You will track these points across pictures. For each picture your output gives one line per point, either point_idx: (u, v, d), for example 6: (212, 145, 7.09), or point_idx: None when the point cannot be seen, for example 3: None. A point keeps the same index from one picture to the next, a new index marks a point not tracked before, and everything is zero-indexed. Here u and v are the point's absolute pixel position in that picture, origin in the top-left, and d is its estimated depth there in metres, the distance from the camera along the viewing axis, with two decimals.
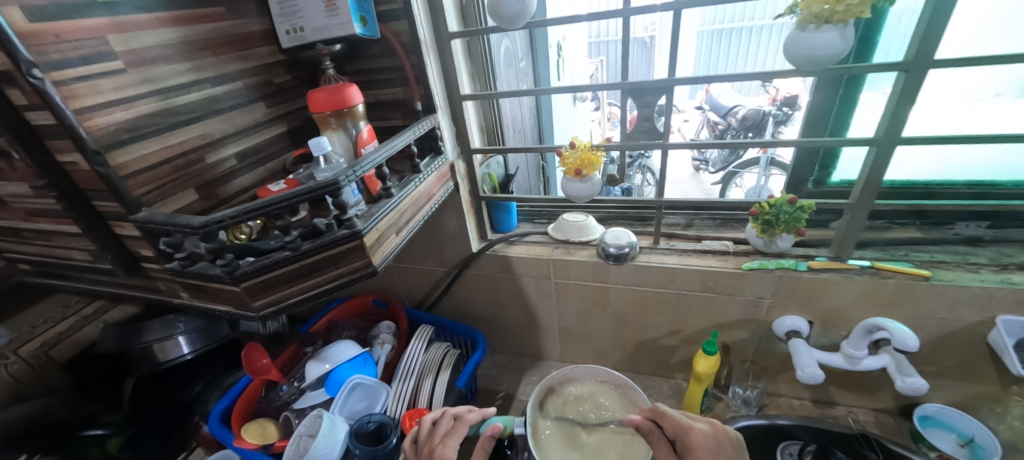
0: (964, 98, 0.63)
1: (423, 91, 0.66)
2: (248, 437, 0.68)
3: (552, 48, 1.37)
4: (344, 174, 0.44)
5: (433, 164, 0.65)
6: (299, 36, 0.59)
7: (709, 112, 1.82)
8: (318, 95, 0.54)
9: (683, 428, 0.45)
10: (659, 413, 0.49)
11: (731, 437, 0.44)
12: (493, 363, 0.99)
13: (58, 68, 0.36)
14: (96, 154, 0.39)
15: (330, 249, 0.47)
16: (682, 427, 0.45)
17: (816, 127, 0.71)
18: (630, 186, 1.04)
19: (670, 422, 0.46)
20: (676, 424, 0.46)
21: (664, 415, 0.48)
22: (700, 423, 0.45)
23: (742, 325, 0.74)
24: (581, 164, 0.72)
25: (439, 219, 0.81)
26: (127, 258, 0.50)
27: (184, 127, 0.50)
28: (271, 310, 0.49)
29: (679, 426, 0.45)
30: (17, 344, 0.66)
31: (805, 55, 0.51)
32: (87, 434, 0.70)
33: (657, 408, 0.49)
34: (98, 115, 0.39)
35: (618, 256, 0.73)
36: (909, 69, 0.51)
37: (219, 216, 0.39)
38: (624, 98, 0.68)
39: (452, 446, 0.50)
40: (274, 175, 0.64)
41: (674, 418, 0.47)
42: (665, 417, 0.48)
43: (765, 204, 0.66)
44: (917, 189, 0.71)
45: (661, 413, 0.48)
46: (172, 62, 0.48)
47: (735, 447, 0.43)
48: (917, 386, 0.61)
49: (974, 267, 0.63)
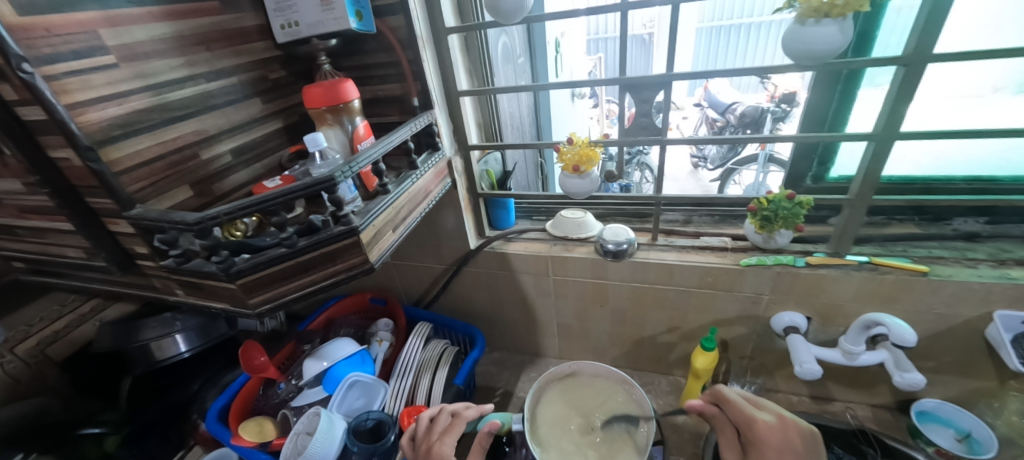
0: (961, 95, 0.64)
1: (420, 86, 0.65)
2: (245, 435, 0.68)
3: (550, 44, 1.36)
4: (340, 170, 0.43)
5: (430, 160, 0.65)
6: (294, 31, 0.58)
7: (708, 109, 1.81)
8: (313, 91, 0.53)
9: (748, 419, 0.46)
10: (722, 398, 0.50)
11: (803, 430, 0.44)
12: (491, 361, 0.99)
13: (49, 63, 0.35)
14: (88, 150, 0.38)
15: (326, 246, 0.47)
16: (747, 418, 0.46)
17: (815, 123, 0.71)
18: (629, 183, 1.04)
19: (733, 408, 0.48)
20: (737, 413, 0.47)
21: (728, 401, 0.49)
22: (765, 415, 0.46)
23: (740, 321, 0.74)
24: (580, 160, 0.71)
25: (437, 216, 0.81)
26: (121, 255, 0.49)
27: (178, 122, 0.49)
28: (267, 308, 0.49)
29: (742, 414, 0.47)
30: (14, 342, 0.66)
31: (804, 49, 0.51)
32: (85, 433, 0.69)
33: (719, 391, 0.51)
34: (90, 110, 0.39)
35: (617, 252, 0.73)
36: (908, 64, 0.51)
37: (214, 212, 0.39)
38: (622, 94, 0.67)
39: (451, 443, 0.51)
40: (270, 171, 0.64)
41: (738, 406, 0.48)
42: (727, 401, 0.49)
43: (763, 200, 0.66)
44: (916, 185, 0.71)
45: (724, 398, 0.50)
46: (165, 57, 0.48)
47: (806, 443, 0.42)
48: (915, 381, 0.60)
49: (973, 262, 0.63)
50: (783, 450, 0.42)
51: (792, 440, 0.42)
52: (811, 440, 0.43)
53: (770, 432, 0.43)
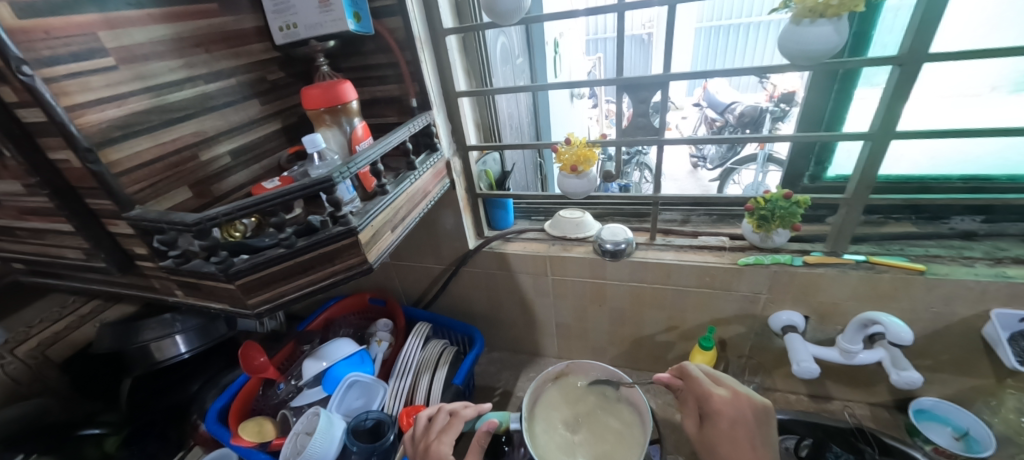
0: (958, 93, 0.64)
1: (418, 87, 0.65)
2: (245, 435, 0.68)
3: (549, 45, 1.36)
4: (338, 170, 0.44)
5: (429, 161, 0.65)
6: (293, 32, 0.58)
7: (707, 109, 1.81)
8: (311, 92, 0.53)
9: (706, 394, 0.51)
10: (686, 374, 0.55)
11: (756, 404, 0.48)
12: (490, 360, 0.99)
13: (49, 65, 0.36)
14: (88, 151, 0.39)
15: (325, 246, 0.47)
16: (705, 393, 0.51)
17: (812, 122, 0.71)
18: (628, 183, 1.04)
19: (693, 383, 0.53)
20: (698, 389, 0.53)
21: (690, 377, 0.54)
22: (720, 390, 0.51)
23: (738, 320, 0.75)
24: (578, 160, 0.71)
25: (436, 217, 0.81)
26: (121, 256, 0.50)
27: (177, 124, 0.49)
28: (266, 308, 0.49)
29: (700, 389, 0.52)
30: (14, 343, 0.67)
31: (799, 49, 0.51)
32: (84, 434, 0.70)
33: (683, 368, 0.56)
34: (89, 112, 0.39)
35: (615, 252, 0.73)
36: (903, 63, 0.51)
37: (213, 213, 0.39)
38: (620, 95, 0.68)
39: (449, 441, 0.51)
40: (268, 172, 0.64)
41: (698, 382, 0.53)
42: (689, 377, 0.55)
43: (760, 200, 0.66)
44: (913, 184, 0.71)
45: (687, 374, 0.55)
46: (164, 59, 0.48)
47: (756, 412, 0.47)
48: (912, 379, 0.60)
49: (969, 261, 0.63)
50: (734, 421, 0.48)
51: (744, 412, 0.48)
52: (762, 413, 0.47)
53: (724, 406, 0.49)
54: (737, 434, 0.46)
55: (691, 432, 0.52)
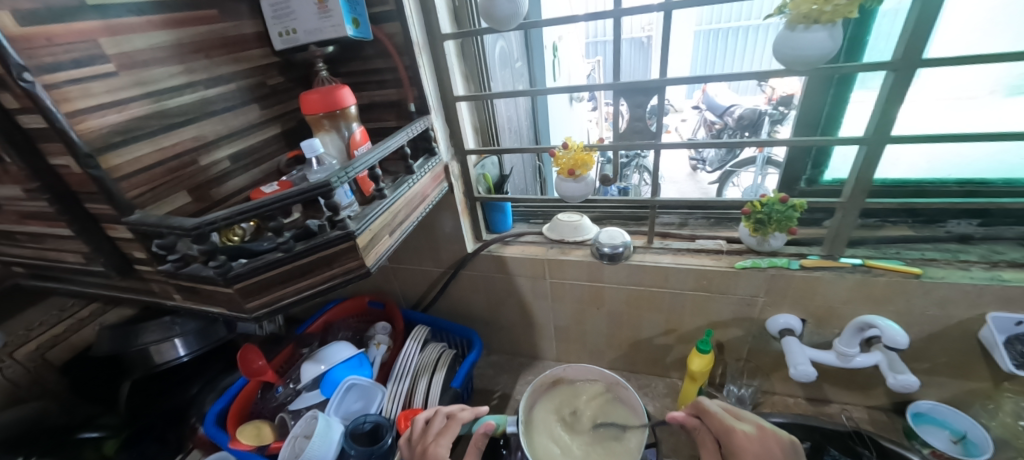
0: (956, 97, 0.64)
1: (417, 92, 0.66)
2: (243, 439, 0.69)
3: (548, 48, 1.37)
4: (336, 175, 0.44)
5: (427, 165, 0.65)
6: (292, 38, 0.59)
7: (706, 112, 1.82)
8: (310, 97, 0.54)
9: (730, 431, 0.50)
10: (703, 411, 0.54)
11: (782, 441, 0.49)
12: (489, 363, 0.99)
13: (50, 72, 0.36)
14: (88, 157, 0.39)
15: (323, 251, 0.47)
16: (726, 428, 0.51)
17: (807, 126, 0.72)
18: (627, 186, 1.04)
19: (713, 419, 0.53)
20: (718, 424, 0.52)
21: (708, 413, 0.54)
22: (746, 427, 0.51)
23: (736, 323, 0.75)
24: (575, 164, 0.72)
25: (434, 220, 0.81)
26: (120, 260, 0.50)
27: (176, 129, 0.50)
28: (264, 311, 0.49)
29: (721, 424, 0.52)
30: (13, 347, 0.67)
31: (794, 55, 0.52)
32: (82, 437, 0.70)
33: (699, 404, 0.56)
34: (90, 118, 0.39)
35: (613, 255, 0.74)
36: (897, 69, 0.52)
37: (212, 217, 0.40)
38: (617, 99, 0.68)
39: (446, 444, 0.51)
40: (268, 176, 0.64)
41: (718, 417, 0.52)
42: (707, 413, 0.54)
43: (756, 203, 0.66)
44: (909, 188, 0.71)
45: (705, 410, 0.54)
46: (164, 65, 0.48)
47: (783, 449, 0.48)
48: (908, 383, 0.60)
49: (965, 265, 0.63)
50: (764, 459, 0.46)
51: (772, 449, 0.47)
52: (790, 450, 0.48)
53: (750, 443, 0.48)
54: None
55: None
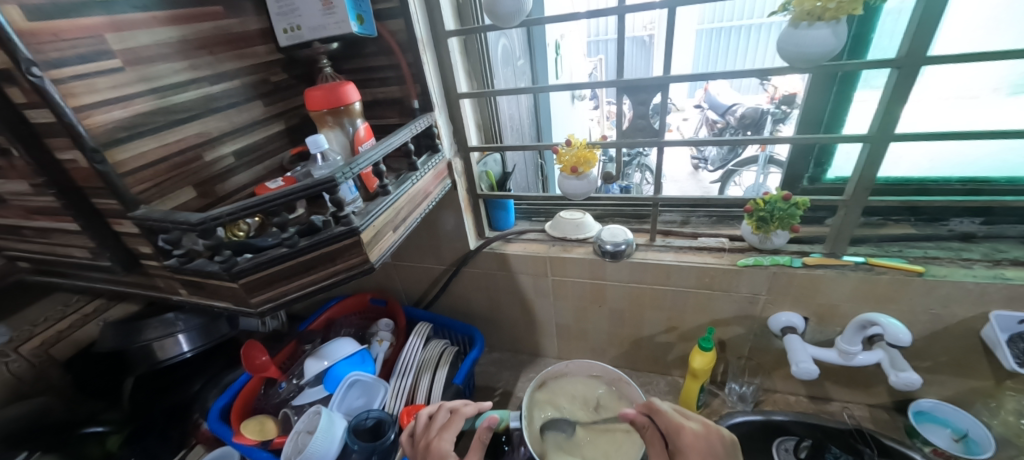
0: (959, 96, 0.64)
1: (420, 89, 0.66)
2: (247, 433, 0.69)
3: (550, 46, 1.37)
4: (341, 171, 0.44)
5: (430, 161, 0.65)
6: (296, 35, 0.59)
7: (708, 111, 1.82)
8: (314, 94, 0.54)
9: (676, 426, 0.46)
10: (655, 409, 0.49)
11: (727, 439, 0.44)
12: (490, 361, 0.99)
13: (57, 67, 0.36)
14: (95, 152, 0.39)
15: (327, 246, 0.48)
16: (675, 426, 0.46)
17: (810, 124, 0.72)
18: (629, 184, 1.04)
19: (662, 416, 0.47)
20: (666, 420, 0.47)
21: (658, 411, 0.49)
22: (692, 423, 0.46)
23: (738, 321, 0.75)
24: (578, 162, 0.72)
25: (437, 217, 0.81)
26: (126, 256, 0.50)
27: (181, 125, 0.50)
28: (269, 307, 0.49)
29: (670, 422, 0.46)
30: (18, 342, 0.67)
31: (798, 52, 0.52)
32: (87, 432, 0.71)
33: (652, 403, 0.50)
34: (96, 113, 0.40)
35: (615, 253, 0.74)
36: (901, 66, 0.52)
37: (216, 212, 0.40)
38: (620, 96, 0.68)
39: (450, 438, 0.51)
40: (271, 173, 0.64)
41: (667, 416, 0.47)
42: (658, 413, 0.48)
43: (759, 201, 0.66)
44: (911, 186, 0.71)
45: (656, 409, 0.49)
46: (169, 61, 0.48)
47: (727, 448, 0.43)
48: (910, 381, 0.60)
49: (968, 263, 0.63)
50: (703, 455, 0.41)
51: (716, 447, 0.42)
52: (734, 449, 0.43)
53: (693, 440, 0.43)
54: None
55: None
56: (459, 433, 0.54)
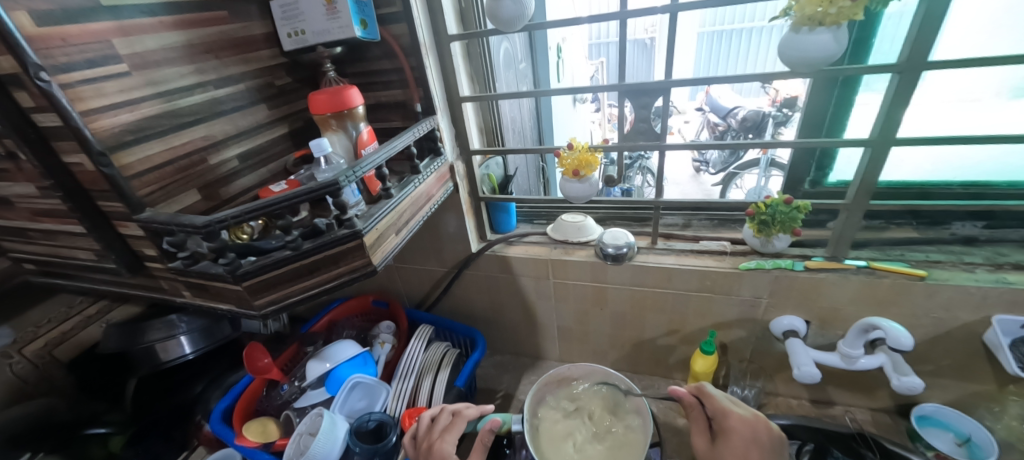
0: (960, 99, 0.64)
1: (423, 92, 0.66)
2: (249, 435, 0.68)
3: (552, 50, 1.37)
4: (344, 174, 0.44)
5: (432, 165, 0.66)
6: (300, 39, 0.59)
7: (709, 114, 1.82)
8: (318, 97, 0.54)
9: (724, 411, 0.51)
10: (704, 393, 0.54)
11: (774, 431, 0.48)
12: (492, 363, 1.00)
13: (65, 71, 0.37)
14: (101, 155, 0.40)
15: (331, 249, 0.48)
16: (723, 410, 0.51)
17: (812, 128, 0.72)
18: (630, 187, 1.04)
19: (711, 400, 0.52)
20: (715, 405, 0.52)
21: (708, 396, 0.53)
22: (742, 410, 0.50)
23: (739, 325, 0.75)
24: (579, 165, 0.72)
25: (439, 220, 0.82)
26: (130, 258, 0.51)
27: (186, 128, 0.50)
28: (272, 309, 0.50)
29: (719, 406, 0.51)
30: (22, 343, 0.68)
31: (799, 57, 0.52)
32: (90, 433, 0.71)
33: (702, 387, 0.55)
34: (103, 117, 0.40)
35: (616, 255, 0.74)
36: (903, 71, 0.52)
37: (221, 216, 0.40)
38: (622, 100, 0.68)
39: (452, 441, 0.52)
40: (275, 175, 0.65)
41: (716, 401, 0.52)
42: (709, 398, 0.53)
43: (761, 205, 0.67)
44: (913, 190, 0.71)
45: (705, 393, 0.54)
46: (176, 65, 0.49)
47: (773, 437, 0.47)
48: (913, 385, 0.60)
49: (970, 267, 0.63)
50: (747, 441, 0.47)
51: (761, 435, 0.47)
52: (778, 442, 0.47)
53: (740, 426, 0.48)
54: (750, 453, 0.46)
55: (699, 448, 0.50)
56: (461, 436, 0.54)
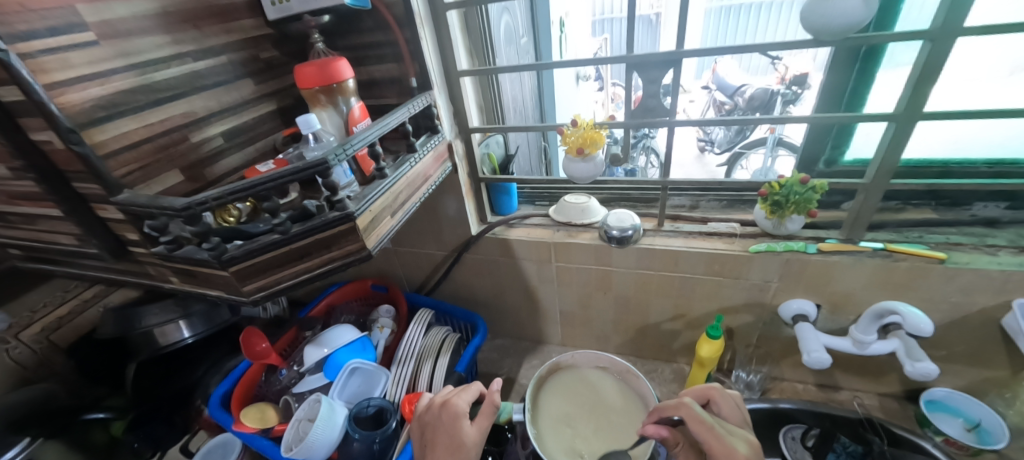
0: (990, 74, 0.60)
1: (418, 67, 0.63)
2: (247, 421, 0.67)
3: (554, 24, 1.32)
4: (334, 153, 0.41)
5: (429, 143, 0.63)
6: (285, 7, 0.55)
7: (715, 92, 1.75)
8: (305, 70, 0.51)
9: (726, 450, 0.40)
10: (695, 419, 0.44)
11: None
12: (493, 347, 0.99)
13: (24, 40, 0.33)
14: (71, 132, 0.36)
15: (322, 233, 0.45)
16: (724, 452, 0.40)
17: (830, 104, 0.68)
18: (635, 167, 1.01)
19: (703, 430, 0.42)
20: (712, 443, 0.41)
21: (697, 421, 0.44)
22: (742, 446, 0.40)
23: (747, 309, 0.73)
24: (584, 143, 0.69)
25: (438, 202, 0.79)
26: (114, 242, 0.48)
27: (165, 104, 0.47)
28: (262, 295, 0.48)
29: (713, 440, 0.41)
30: (18, 328, 0.69)
31: (822, 23, 0.48)
32: (89, 418, 0.70)
33: (687, 407, 0.45)
34: (70, 91, 0.37)
35: (621, 238, 0.71)
36: (934, 39, 0.48)
37: (202, 197, 0.37)
38: (630, 75, 0.64)
39: (467, 398, 0.51)
40: (264, 155, 0.62)
41: (712, 430, 0.42)
42: (702, 428, 0.43)
43: (775, 184, 0.64)
44: (935, 169, 0.68)
45: (695, 418, 0.44)
46: (150, 35, 0.45)
47: None
48: (927, 371, 0.58)
49: (992, 250, 0.60)
50: None
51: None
52: None
53: None
54: None
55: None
56: (476, 398, 0.53)
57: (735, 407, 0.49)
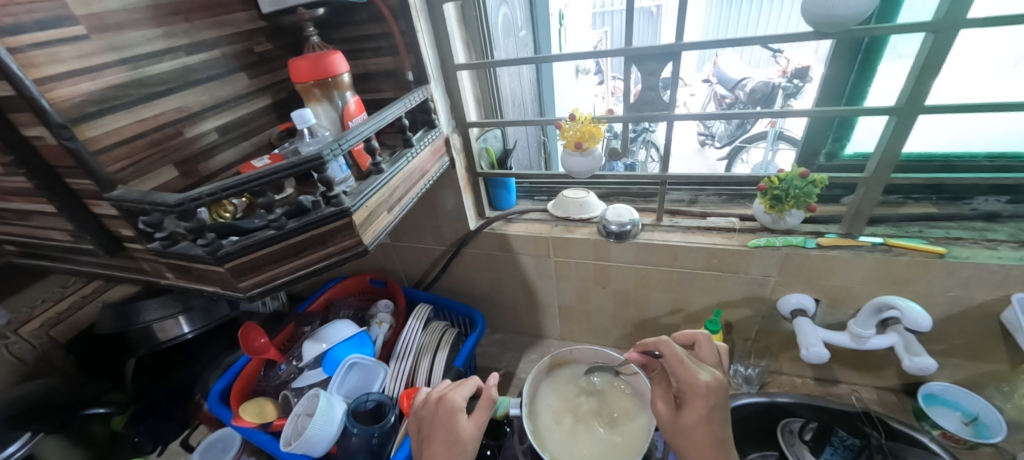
0: (993, 66, 0.59)
1: (414, 60, 0.62)
2: (246, 416, 0.67)
3: (552, 17, 1.30)
4: (329, 148, 0.41)
5: (426, 137, 0.62)
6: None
7: (716, 86, 1.74)
8: (299, 63, 0.50)
9: (690, 380, 0.48)
10: (670, 355, 0.50)
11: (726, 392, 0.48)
12: (492, 342, 0.99)
13: (12, 34, 0.32)
14: (62, 128, 0.36)
15: (317, 228, 0.45)
16: (687, 381, 0.48)
17: (831, 97, 0.67)
18: (634, 162, 1.01)
19: (675, 364, 0.50)
20: (680, 372, 0.49)
21: (672, 356, 0.50)
22: (705, 375, 0.48)
23: (746, 303, 0.73)
24: (582, 137, 0.68)
25: (435, 197, 0.79)
26: (107, 238, 0.48)
27: (158, 99, 0.47)
28: (258, 291, 0.47)
29: (681, 372, 0.49)
30: (18, 324, 0.69)
31: (824, 15, 0.47)
32: (89, 413, 0.70)
33: (665, 343, 0.52)
34: (61, 86, 0.36)
35: (619, 233, 0.71)
36: (938, 30, 0.47)
37: (196, 193, 0.37)
38: (628, 68, 0.63)
39: (463, 393, 0.50)
40: (259, 149, 0.62)
41: (683, 364, 0.49)
42: (676, 363, 0.50)
43: (773, 179, 0.63)
44: (936, 162, 0.67)
45: (670, 354, 0.51)
46: (141, 28, 0.45)
47: (725, 401, 0.48)
48: (925, 366, 0.58)
49: (993, 244, 0.60)
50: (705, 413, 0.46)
51: (720, 400, 0.47)
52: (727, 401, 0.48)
53: (704, 398, 0.46)
54: (699, 429, 0.46)
55: (661, 416, 0.50)
56: (473, 393, 0.53)
57: (714, 351, 0.53)
